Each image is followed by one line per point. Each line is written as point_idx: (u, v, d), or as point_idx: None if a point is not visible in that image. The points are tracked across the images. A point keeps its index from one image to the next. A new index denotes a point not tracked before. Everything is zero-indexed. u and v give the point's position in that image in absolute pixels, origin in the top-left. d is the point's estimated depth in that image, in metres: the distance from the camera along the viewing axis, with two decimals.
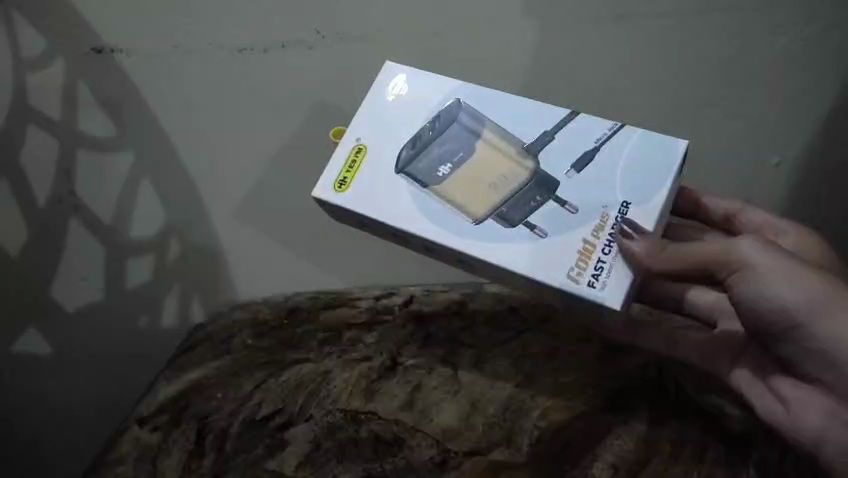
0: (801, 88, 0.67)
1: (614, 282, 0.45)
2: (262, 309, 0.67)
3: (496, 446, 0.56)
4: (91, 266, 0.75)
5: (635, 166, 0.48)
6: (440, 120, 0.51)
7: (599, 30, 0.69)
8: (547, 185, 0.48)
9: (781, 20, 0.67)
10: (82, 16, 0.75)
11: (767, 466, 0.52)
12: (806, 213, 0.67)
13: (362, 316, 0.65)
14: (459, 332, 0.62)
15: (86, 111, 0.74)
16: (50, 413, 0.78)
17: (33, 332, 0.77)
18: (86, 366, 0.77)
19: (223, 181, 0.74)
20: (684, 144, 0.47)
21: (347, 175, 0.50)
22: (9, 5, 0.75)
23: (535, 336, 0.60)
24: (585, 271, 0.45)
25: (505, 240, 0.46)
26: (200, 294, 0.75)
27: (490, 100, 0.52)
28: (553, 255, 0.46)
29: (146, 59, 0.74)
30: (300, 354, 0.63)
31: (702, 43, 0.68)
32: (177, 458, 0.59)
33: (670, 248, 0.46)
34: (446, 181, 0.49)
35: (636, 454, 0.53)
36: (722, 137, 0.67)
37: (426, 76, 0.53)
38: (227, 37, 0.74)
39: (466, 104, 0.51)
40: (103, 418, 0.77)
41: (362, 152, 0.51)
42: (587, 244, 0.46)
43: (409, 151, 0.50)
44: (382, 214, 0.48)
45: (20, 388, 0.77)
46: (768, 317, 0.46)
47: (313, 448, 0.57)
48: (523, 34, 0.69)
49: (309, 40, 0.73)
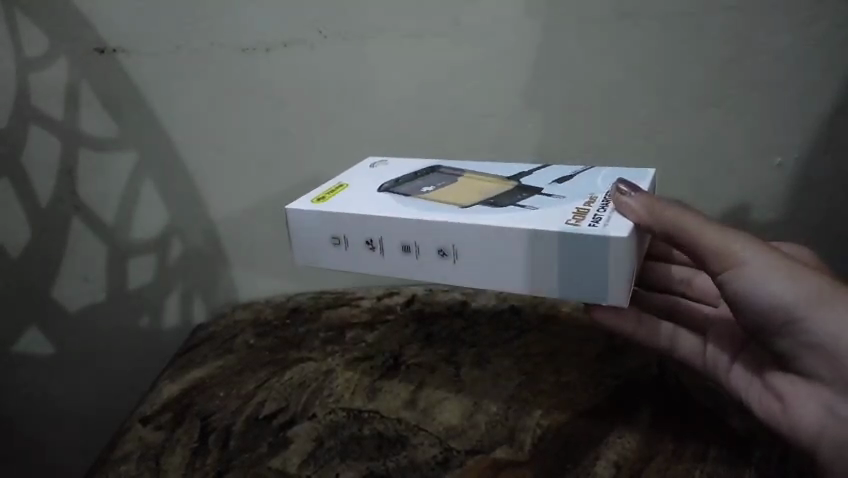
0: (823, 90, 0.64)
1: (615, 223, 0.43)
2: (264, 309, 0.75)
3: (499, 445, 0.53)
4: (93, 267, 0.79)
5: (611, 178, 0.51)
6: (421, 171, 0.56)
7: (626, 24, 0.63)
8: (532, 189, 0.50)
9: (821, 12, 0.61)
10: (78, 10, 0.68)
11: (769, 463, 0.50)
12: (797, 206, 0.69)
13: (363, 315, 0.70)
14: (459, 332, 0.65)
15: (87, 111, 0.72)
16: (62, 402, 0.87)
17: (36, 332, 0.83)
18: (94, 361, 0.84)
19: (225, 180, 0.75)
20: (652, 168, 0.52)
21: (327, 195, 0.52)
22: (12, 3, 0.68)
23: (535, 337, 0.64)
24: (583, 220, 0.43)
25: (495, 212, 0.46)
26: (201, 294, 0.80)
27: (467, 165, 0.58)
28: (547, 215, 0.44)
29: (147, 59, 0.69)
30: (303, 353, 0.66)
31: (738, 41, 0.63)
32: (180, 457, 0.58)
33: (669, 205, 0.45)
34: (430, 193, 0.51)
35: (638, 452, 0.51)
36: (721, 137, 0.67)
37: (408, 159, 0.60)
38: (227, 35, 0.68)
39: (445, 167, 0.57)
40: (116, 403, 0.87)
41: (343, 187, 0.54)
42: (581, 208, 0.45)
43: (392, 183, 0.53)
44: (358, 210, 0.49)
45: (31, 380, 0.86)
46: (762, 312, 0.46)
47: (315, 446, 0.55)
48: (544, 31, 0.64)
49: (311, 40, 0.67)
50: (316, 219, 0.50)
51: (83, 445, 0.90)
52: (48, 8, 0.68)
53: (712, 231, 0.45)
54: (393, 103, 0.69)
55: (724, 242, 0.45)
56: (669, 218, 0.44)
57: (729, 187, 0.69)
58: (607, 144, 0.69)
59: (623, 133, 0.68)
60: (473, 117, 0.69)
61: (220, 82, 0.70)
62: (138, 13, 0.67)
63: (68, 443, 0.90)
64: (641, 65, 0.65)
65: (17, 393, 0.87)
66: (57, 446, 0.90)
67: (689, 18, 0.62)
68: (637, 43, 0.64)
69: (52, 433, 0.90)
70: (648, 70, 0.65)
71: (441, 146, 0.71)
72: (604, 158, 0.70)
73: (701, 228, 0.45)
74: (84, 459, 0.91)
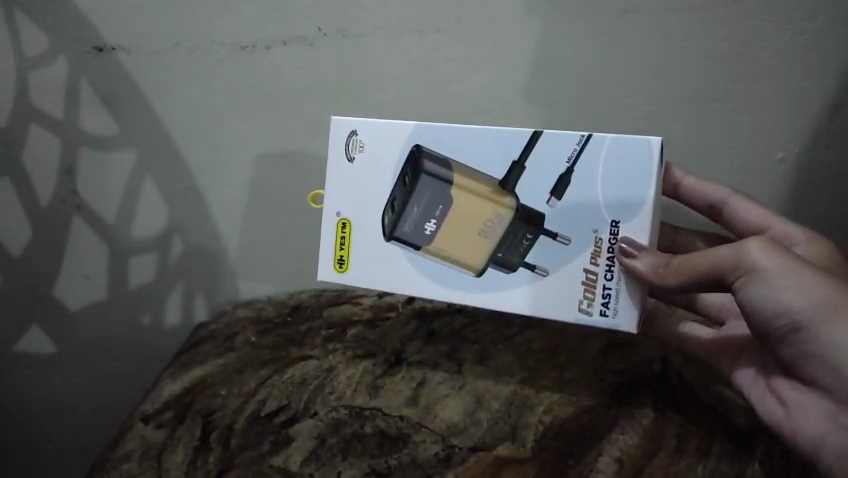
0: (819, 84, 0.64)
1: (624, 306, 0.47)
2: (266, 307, 0.69)
3: (501, 441, 0.55)
4: (92, 266, 0.77)
5: (615, 180, 0.46)
6: (407, 177, 0.49)
7: (611, 22, 0.65)
8: (535, 221, 0.48)
9: (797, 10, 0.62)
10: (86, 16, 0.71)
11: (772, 459, 0.51)
12: (824, 198, 0.66)
13: (364, 314, 0.64)
14: (462, 328, 0.61)
15: (88, 111, 0.74)
16: (55, 405, 0.82)
17: (39, 331, 0.80)
18: (88, 364, 0.80)
19: (225, 180, 0.74)
20: (658, 151, 0.45)
21: (342, 254, 0.52)
22: (17, 8, 0.72)
23: (539, 331, 0.59)
24: (594, 302, 0.47)
25: (512, 287, 0.49)
26: (203, 290, 0.76)
27: (446, 138, 0.49)
28: (560, 291, 0.48)
29: (145, 57, 0.72)
30: (304, 351, 0.63)
31: (721, 34, 0.64)
32: (182, 454, 0.60)
33: (676, 260, 0.45)
34: (436, 239, 0.50)
35: (644, 448, 0.52)
36: (731, 133, 0.66)
37: (377, 123, 0.50)
38: (228, 33, 0.70)
39: (425, 149, 0.49)
40: (105, 411, 0.82)
41: (346, 226, 0.52)
42: (589, 272, 0.47)
43: (391, 216, 0.50)
44: (389, 284, 0.51)
45: (28, 381, 0.82)
46: (766, 320, 0.44)
47: (317, 444, 0.57)
48: (527, 30, 0.66)
49: (310, 37, 0.69)
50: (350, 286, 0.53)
51: (70, 457, 0.84)
52: (52, 10, 0.72)
53: (714, 250, 0.45)
54: (394, 101, 0.69)
55: (718, 256, 0.44)
56: (680, 266, 0.45)
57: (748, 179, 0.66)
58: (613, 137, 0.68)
59: (635, 121, 0.67)
60: (475, 114, 0.69)
61: (219, 79, 0.71)
62: (144, 16, 0.71)
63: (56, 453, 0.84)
64: (635, 63, 0.65)
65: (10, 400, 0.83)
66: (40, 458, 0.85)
67: (677, 16, 0.64)
68: (628, 40, 0.65)
69: (36, 443, 0.84)
70: (641, 69, 0.65)
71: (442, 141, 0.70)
72: None
73: (708, 256, 0.45)
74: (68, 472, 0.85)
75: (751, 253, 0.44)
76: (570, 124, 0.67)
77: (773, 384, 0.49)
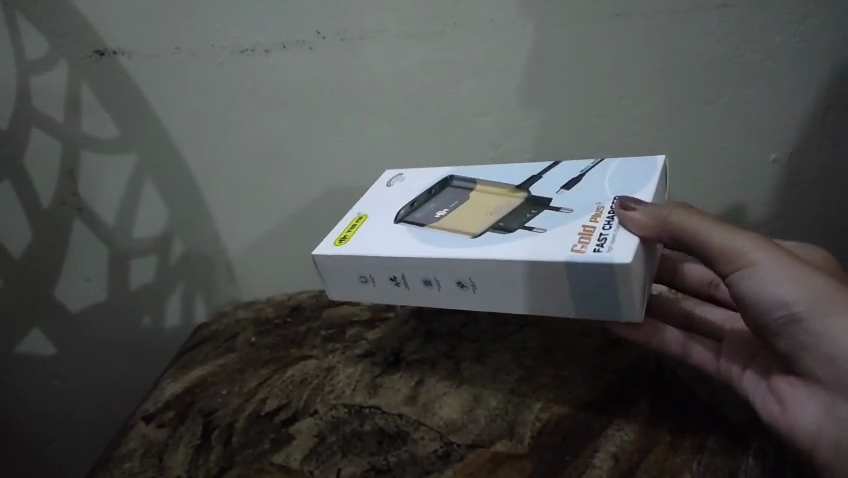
0: (802, 92, 0.66)
1: (620, 246, 0.43)
2: (265, 308, 0.77)
3: (499, 438, 0.53)
4: (93, 268, 0.81)
5: (620, 176, 0.52)
6: (434, 189, 0.58)
7: (618, 25, 0.64)
8: (542, 201, 0.51)
9: (797, 16, 0.62)
10: (84, 16, 0.67)
11: (766, 454, 0.48)
12: (779, 203, 0.72)
13: (364, 315, 0.70)
14: (458, 327, 0.65)
15: (90, 114, 0.73)
16: (63, 397, 0.90)
17: (38, 334, 0.85)
18: (95, 359, 0.87)
19: (225, 180, 0.76)
20: (662, 157, 0.53)
21: (347, 233, 0.55)
22: (13, 6, 0.68)
23: (530, 332, 0.63)
24: (588, 245, 0.44)
25: (507, 243, 0.47)
26: (203, 292, 0.83)
27: (476, 171, 0.60)
28: (554, 241, 0.45)
29: (147, 60, 0.69)
30: (304, 351, 0.67)
31: (727, 37, 0.64)
32: (183, 454, 0.59)
33: (680, 214, 0.45)
34: (442, 218, 0.53)
35: (637, 444, 0.50)
36: (707, 131, 0.69)
37: (423, 170, 0.63)
38: (226, 38, 0.67)
39: (457, 178, 0.59)
40: (115, 399, 0.90)
41: (362, 218, 0.57)
42: (586, 227, 0.46)
43: (407, 209, 0.55)
44: (384, 250, 0.50)
45: (36, 378, 0.88)
46: (763, 311, 0.45)
47: (317, 442, 0.57)
48: (525, 37, 0.65)
49: (309, 41, 0.67)
50: (343, 261, 0.52)
51: (84, 440, 0.94)
52: (51, 14, 0.68)
53: (717, 226, 0.45)
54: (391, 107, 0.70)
55: (720, 235, 0.45)
56: (681, 223, 0.44)
57: (716, 183, 0.71)
58: (603, 136, 0.70)
59: (621, 129, 0.69)
60: (470, 116, 0.70)
61: (218, 84, 0.70)
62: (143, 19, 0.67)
63: (69, 433, 0.93)
64: (635, 64, 0.66)
65: (21, 392, 0.89)
66: (57, 443, 0.94)
67: (683, 21, 0.63)
68: (632, 41, 0.64)
69: (49, 432, 0.93)
70: (639, 71, 0.66)
71: (436, 145, 0.72)
72: (601, 154, 0.71)
73: (710, 228, 0.45)
74: (82, 452, 0.95)
75: (751, 242, 0.45)
76: (557, 131, 0.70)
77: (772, 384, 0.49)
